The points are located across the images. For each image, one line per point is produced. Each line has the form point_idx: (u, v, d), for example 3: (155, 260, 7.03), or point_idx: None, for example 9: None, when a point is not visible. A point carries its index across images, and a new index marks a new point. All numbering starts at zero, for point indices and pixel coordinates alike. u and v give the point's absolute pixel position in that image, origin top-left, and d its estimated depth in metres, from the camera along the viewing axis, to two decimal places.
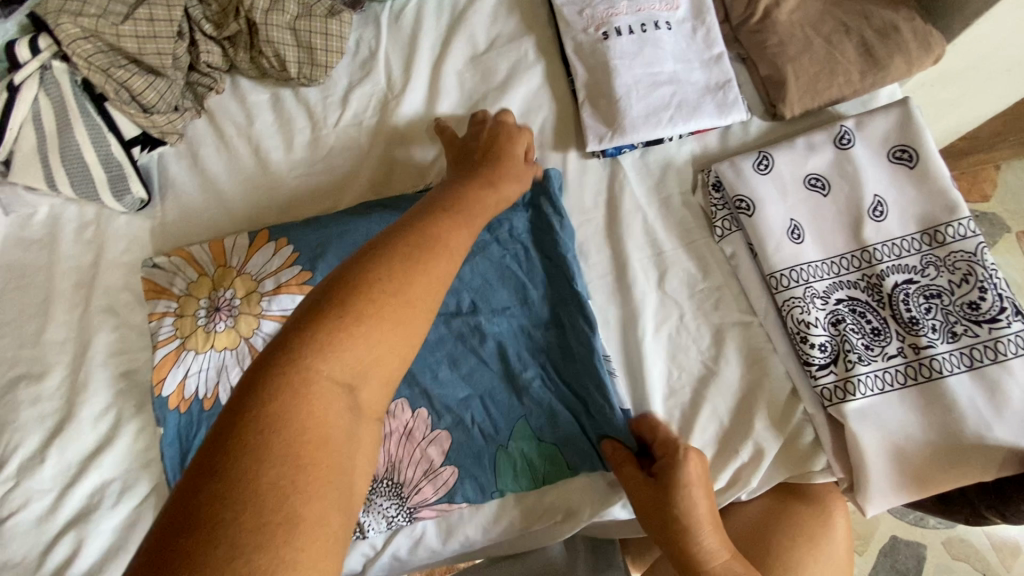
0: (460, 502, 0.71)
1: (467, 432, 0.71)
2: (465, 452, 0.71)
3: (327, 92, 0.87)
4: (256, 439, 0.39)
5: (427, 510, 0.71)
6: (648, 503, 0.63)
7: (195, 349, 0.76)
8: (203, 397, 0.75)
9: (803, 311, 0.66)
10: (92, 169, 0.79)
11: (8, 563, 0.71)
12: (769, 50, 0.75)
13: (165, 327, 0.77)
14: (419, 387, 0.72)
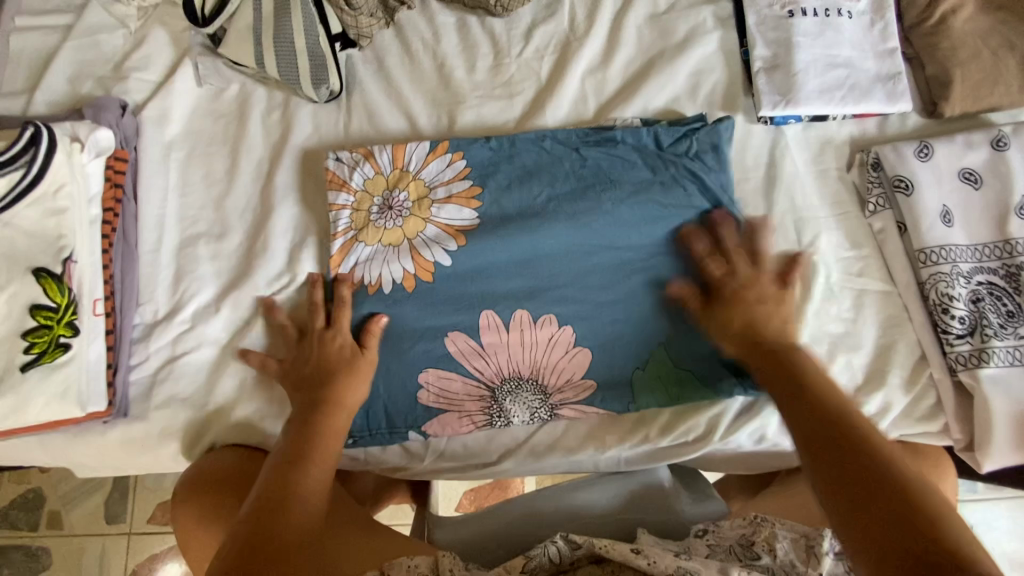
0: (597, 408, 0.78)
1: (608, 351, 0.78)
2: (605, 367, 0.78)
3: (511, 25, 0.92)
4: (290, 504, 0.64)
5: (567, 410, 0.79)
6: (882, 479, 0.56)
7: (366, 241, 0.81)
8: (368, 285, 0.80)
9: (948, 285, 0.73)
10: (299, 56, 0.85)
11: (180, 395, 0.77)
12: (942, 52, 0.82)
13: (341, 217, 0.82)
14: (570, 304, 0.79)
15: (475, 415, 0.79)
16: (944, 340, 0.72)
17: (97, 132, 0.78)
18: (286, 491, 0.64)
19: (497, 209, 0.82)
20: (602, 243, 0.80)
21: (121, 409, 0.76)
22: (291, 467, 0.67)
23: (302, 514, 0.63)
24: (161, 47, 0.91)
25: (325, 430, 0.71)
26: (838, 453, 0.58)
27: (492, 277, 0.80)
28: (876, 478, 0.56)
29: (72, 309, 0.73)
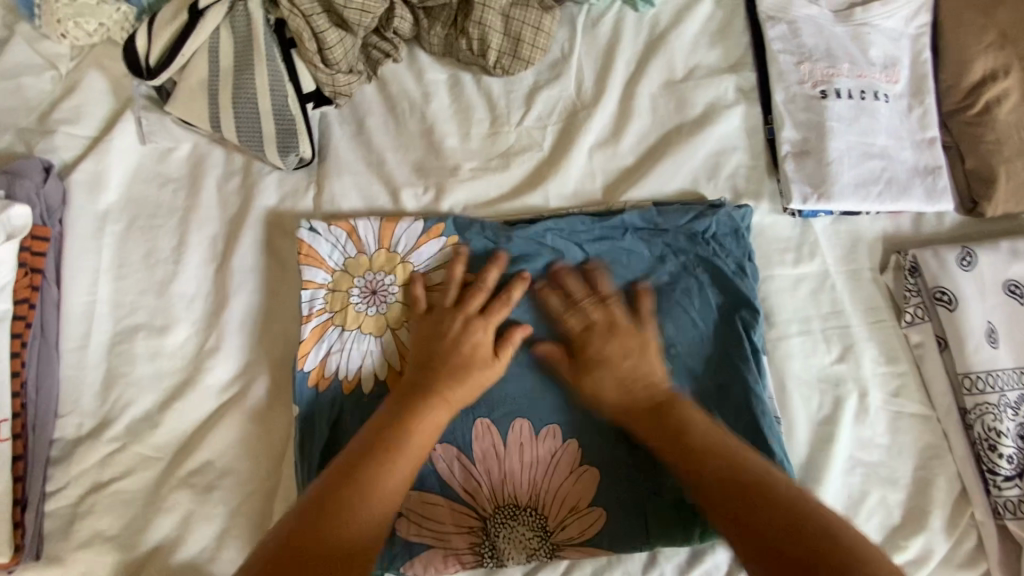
0: (605, 548, 0.67)
1: (618, 477, 0.68)
2: (615, 497, 0.68)
3: (511, 87, 0.81)
4: (346, 503, 0.54)
5: (571, 549, 0.67)
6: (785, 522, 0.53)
7: (343, 327, 0.70)
8: (345, 379, 0.69)
9: (996, 419, 0.66)
10: (263, 120, 0.73)
11: (106, 531, 0.64)
12: (986, 146, 0.74)
13: (316, 298, 0.71)
14: (574, 418, 0.70)
15: (462, 553, 0.67)
16: (991, 481, 0.65)
17: (11, 209, 0.65)
18: (376, 470, 0.57)
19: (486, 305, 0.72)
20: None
21: (31, 553, 0.62)
22: (392, 435, 0.60)
23: (374, 505, 0.55)
24: (97, 97, 0.77)
25: (418, 405, 0.62)
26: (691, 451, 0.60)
27: (485, 387, 0.70)
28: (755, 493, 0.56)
29: None
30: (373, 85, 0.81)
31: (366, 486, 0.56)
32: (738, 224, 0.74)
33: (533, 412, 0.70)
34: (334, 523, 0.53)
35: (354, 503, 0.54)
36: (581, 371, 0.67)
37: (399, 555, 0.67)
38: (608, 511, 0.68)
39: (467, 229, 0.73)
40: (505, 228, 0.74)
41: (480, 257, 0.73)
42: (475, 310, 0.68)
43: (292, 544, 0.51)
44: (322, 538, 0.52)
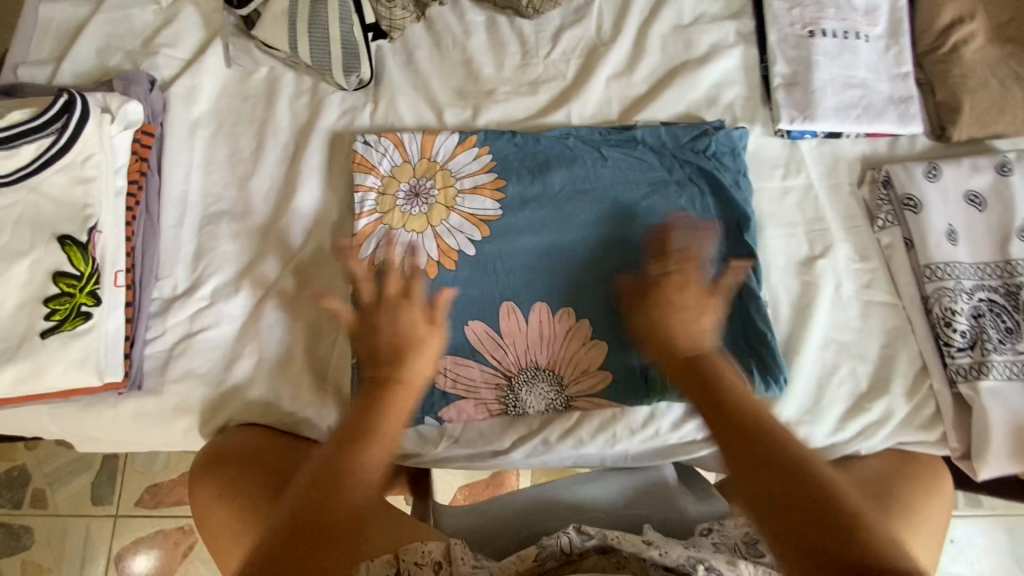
0: (610, 402, 0.80)
1: (623, 347, 0.80)
2: (620, 363, 0.80)
3: (540, 27, 0.94)
4: (328, 496, 0.59)
5: (582, 402, 0.80)
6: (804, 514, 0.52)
7: (390, 225, 0.83)
8: (392, 266, 0.81)
9: (952, 301, 0.76)
10: (332, 44, 0.86)
11: (196, 371, 0.78)
12: (953, 79, 0.86)
13: (368, 200, 0.84)
14: (587, 301, 0.81)
15: (490, 403, 0.80)
16: (946, 352, 0.75)
17: (127, 105, 0.78)
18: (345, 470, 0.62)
19: (513, 205, 0.84)
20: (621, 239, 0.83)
21: (136, 382, 0.76)
22: (363, 418, 0.67)
23: (356, 494, 0.60)
24: (191, 26, 0.92)
25: (379, 418, 0.66)
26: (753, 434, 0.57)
27: (513, 272, 0.82)
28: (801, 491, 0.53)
29: (95, 278, 0.72)
30: (422, 24, 0.93)
31: (339, 495, 0.59)
32: (734, 139, 0.85)
33: (552, 296, 0.82)
34: (328, 515, 0.58)
35: (322, 487, 0.59)
36: (689, 373, 0.65)
37: (438, 404, 0.80)
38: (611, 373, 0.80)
39: (500, 141, 0.86)
40: (534, 142, 0.87)
41: (509, 166, 0.85)
42: (394, 292, 0.76)
43: (311, 525, 0.57)
44: (336, 525, 0.58)
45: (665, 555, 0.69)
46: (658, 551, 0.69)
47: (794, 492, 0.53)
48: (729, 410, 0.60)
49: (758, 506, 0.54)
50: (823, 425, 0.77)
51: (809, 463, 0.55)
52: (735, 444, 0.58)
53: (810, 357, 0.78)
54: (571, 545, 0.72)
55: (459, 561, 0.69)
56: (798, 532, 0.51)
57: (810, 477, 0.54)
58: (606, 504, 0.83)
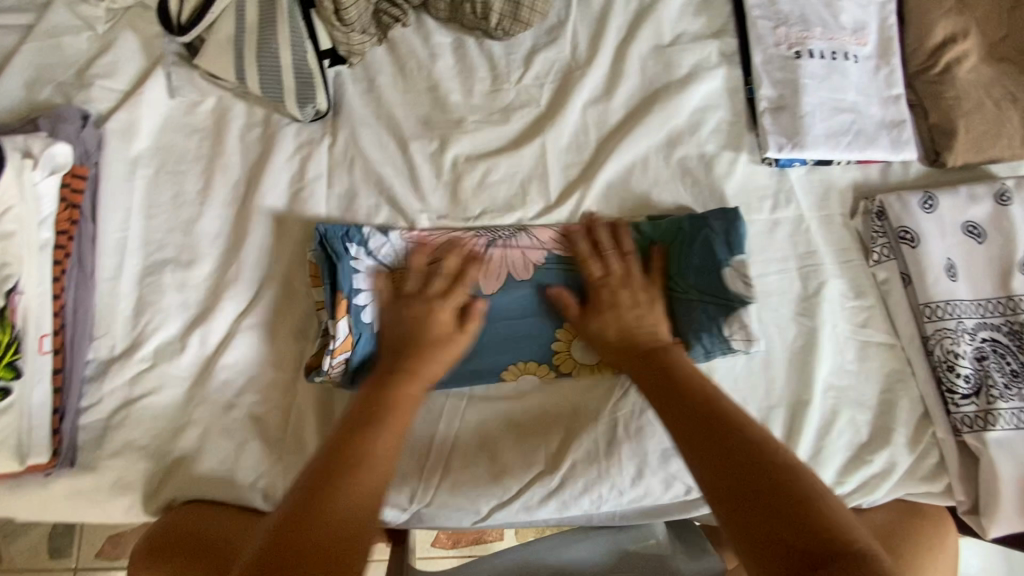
0: (608, 510, 0.73)
1: (623, 475, 0.72)
2: (612, 481, 0.72)
3: (511, 50, 0.88)
4: (308, 520, 0.52)
5: (578, 474, 0.72)
6: (769, 511, 0.50)
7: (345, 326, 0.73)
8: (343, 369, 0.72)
9: (954, 343, 0.72)
10: (284, 73, 0.79)
11: (136, 442, 0.70)
12: (946, 101, 0.81)
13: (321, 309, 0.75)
14: (578, 416, 0.74)
15: (463, 480, 0.72)
16: (950, 399, 0.71)
17: (53, 147, 0.70)
18: (395, 407, 0.62)
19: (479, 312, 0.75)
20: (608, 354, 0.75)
21: (66, 459, 0.68)
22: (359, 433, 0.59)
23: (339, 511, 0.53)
24: (129, 54, 0.84)
25: (369, 435, 0.59)
26: (713, 431, 0.57)
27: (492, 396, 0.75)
28: (766, 477, 0.52)
29: (14, 347, 0.64)
30: (383, 49, 0.87)
31: (323, 502, 0.53)
32: (733, 230, 0.75)
33: (539, 416, 0.74)
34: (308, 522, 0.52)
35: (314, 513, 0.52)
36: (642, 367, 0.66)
37: (404, 497, 0.71)
38: (596, 443, 0.72)
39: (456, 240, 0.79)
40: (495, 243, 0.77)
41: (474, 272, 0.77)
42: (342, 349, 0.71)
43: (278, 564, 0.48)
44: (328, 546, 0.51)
45: None
46: None
47: (739, 466, 0.53)
48: (704, 408, 0.59)
49: (717, 471, 0.54)
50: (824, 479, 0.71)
51: (771, 447, 0.55)
52: (726, 443, 0.55)
53: (817, 403, 0.73)
54: None
55: None
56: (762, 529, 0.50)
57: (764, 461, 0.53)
58: (585, 568, 0.75)
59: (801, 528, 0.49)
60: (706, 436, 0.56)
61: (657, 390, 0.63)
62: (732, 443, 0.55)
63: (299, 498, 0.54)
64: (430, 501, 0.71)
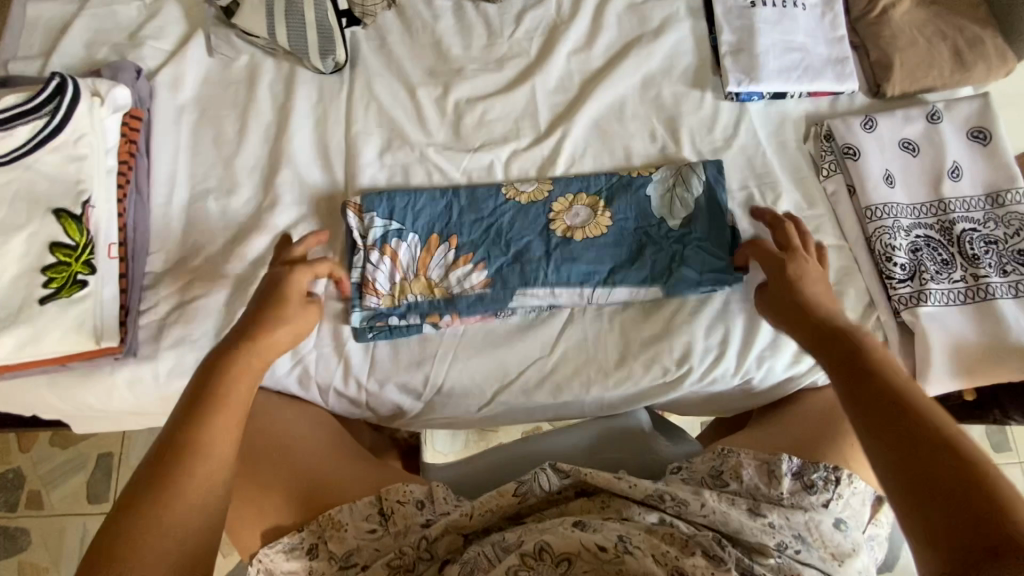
0: (596, 393, 0.84)
1: (608, 359, 0.83)
2: (599, 363, 0.83)
3: (504, 10, 1.00)
4: (181, 440, 0.59)
5: (569, 359, 0.83)
6: (923, 481, 0.50)
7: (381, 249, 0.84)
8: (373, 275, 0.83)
9: (891, 237, 0.83)
10: (308, 30, 0.92)
11: (189, 337, 0.81)
12: (884, 39, 0.93)
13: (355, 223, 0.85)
14: (568, 310, 0.85)
15: (470, 368, 0.83)
16: (888, 284, 0.82)
17: (116, 89, 0.83)
18: (257, 340, 0.69)
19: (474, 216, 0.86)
20: (597, 218, 0.86)
21: (130, 350, 0.79)
22: (233, 348, 0.68)
23: (213, 437, 0.60)
24: (174, 20, 0.97)
25: (238, 349, 0.68)
26: (887, 404, 0.56)
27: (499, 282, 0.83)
28: (932, 451, 0.51)
29: (89, 249, 0.77)
30: (393, 11, 1.00)
31: (197, 434, 0.59)
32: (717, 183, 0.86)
33: (535, 294, 0.83)
34: (186, 443, 0.59)
35: (190, 433, 0.59)
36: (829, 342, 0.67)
37: (418, 385, 0.83)
38: (584, 335, 0.84)
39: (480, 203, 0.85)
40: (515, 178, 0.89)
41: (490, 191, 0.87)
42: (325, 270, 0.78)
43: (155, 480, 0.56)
44: (198, 469, 0.58)
45: (634, 486, 0.71)
46: (629, 483, 0.72)
47: (909, 438, 0.53)
48: (886, 388, 0.58)
49: (881, 438, 0.54)
50: (784, 357, 0.83)
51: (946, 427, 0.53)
52: (891, 416, 0.55)
53: None
54: (551, 485, 0.73)
55: (440, 501, 0.73)
56: (929, 497, 0.49)
57: (903, 398, 0.56)
58: (579, 453, 0.87)
59: (965, 501, 0.48)
60: (879, 400, 0.57)
61: (836, 367, 0.64)
62: (903, 408, 0.55)
63: (176, 440, 0.59)
64: (439, 387, 0.83)
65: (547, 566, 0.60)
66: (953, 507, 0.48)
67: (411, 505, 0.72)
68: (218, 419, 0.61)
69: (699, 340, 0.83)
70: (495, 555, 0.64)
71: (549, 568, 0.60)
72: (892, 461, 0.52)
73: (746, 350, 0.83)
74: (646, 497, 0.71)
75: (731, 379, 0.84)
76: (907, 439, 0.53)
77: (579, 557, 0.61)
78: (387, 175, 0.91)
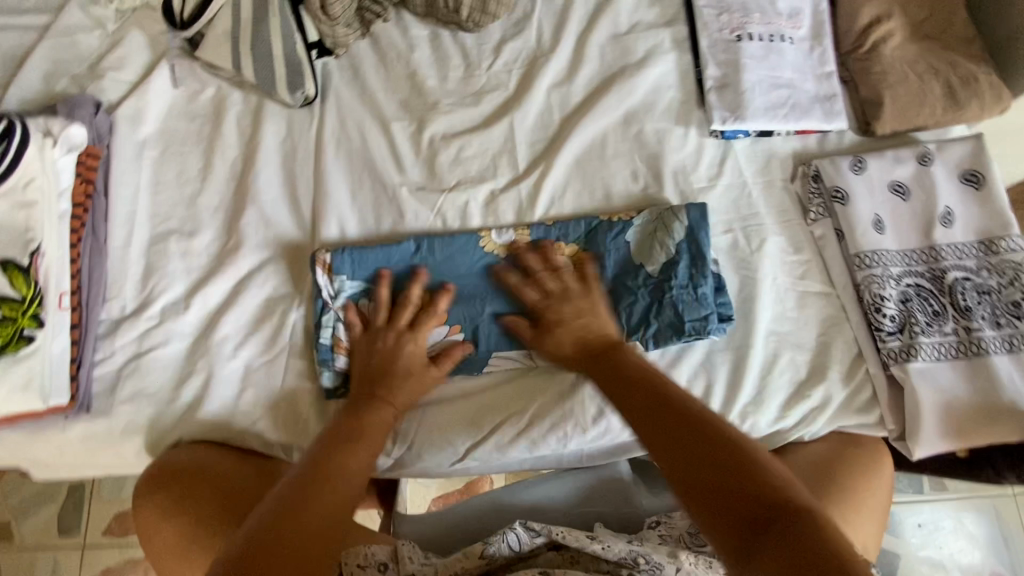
0: (574, 447, 0.81)
1: (587, 413, 0.80)
2: (577, 417, 0.80)
3: (482, 41, 0.97)
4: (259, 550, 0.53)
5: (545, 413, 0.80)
6: (771, 525, 0.48)
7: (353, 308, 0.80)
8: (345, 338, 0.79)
9: (880, 287, 0.80)
10: (276, 63, 0.88)
11: (145, 390, 0.78)
12: (874, 76, 0.90)
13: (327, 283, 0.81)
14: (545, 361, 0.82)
15: (441, 422, 0.80)
16: (877, 336, 0.79)
17: (70, 129, 0.79)
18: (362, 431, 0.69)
19: (449, 268, 0.83)
20: (581, 266, 0.82)
21: (83, 403, 0.76)
22: (361, 405, 0.72)
23: (292, 545, 0.54)
24: (137, 50, 0.93)
25: (365, 410, 0.71)
26: (677, 429, 0.56)
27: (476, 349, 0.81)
28: (744, 481, 0.51)
29: (37, 302, 0.73)
30: (366, 42, 0.96)
31: (283, 534, 0.55)
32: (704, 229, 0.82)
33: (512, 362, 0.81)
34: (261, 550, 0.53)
35: (259, 543, 0.53)
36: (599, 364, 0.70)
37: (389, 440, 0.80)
38: (562, 387, 0.81)
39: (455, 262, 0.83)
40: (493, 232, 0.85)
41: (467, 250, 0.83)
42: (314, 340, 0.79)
43: None
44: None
45: (607, 548, 0.68)
46: (601, 544, 0.68)
47: (714, 468, 0.52)
48: (652, 411, 0.59)
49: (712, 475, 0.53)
50: (768, 414, 0.79)
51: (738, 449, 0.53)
52: (683, 442, 0.55)
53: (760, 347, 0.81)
54: (521, 544, 0.70)
55: (406, 560, 0.69)
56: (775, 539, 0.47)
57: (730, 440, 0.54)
58: (557, 507, 0.83)
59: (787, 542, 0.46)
60: (661, 432, 0.57)
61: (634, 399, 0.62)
62: (704, 435, 0.55)
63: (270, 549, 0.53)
64: (409, 442, 0.80)
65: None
66: (790, 547, 0.46)
67: (371, 570, 0.67)
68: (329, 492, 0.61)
69: (679, 393, 0.80)
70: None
71: None
72: (708, 495, 0.51)
73: (731, 404, 0.79)
74: (620, 558, 0.67)
75: None
76: (660, 438, 0.56)
77: None
78: (358, 216, 0.88)
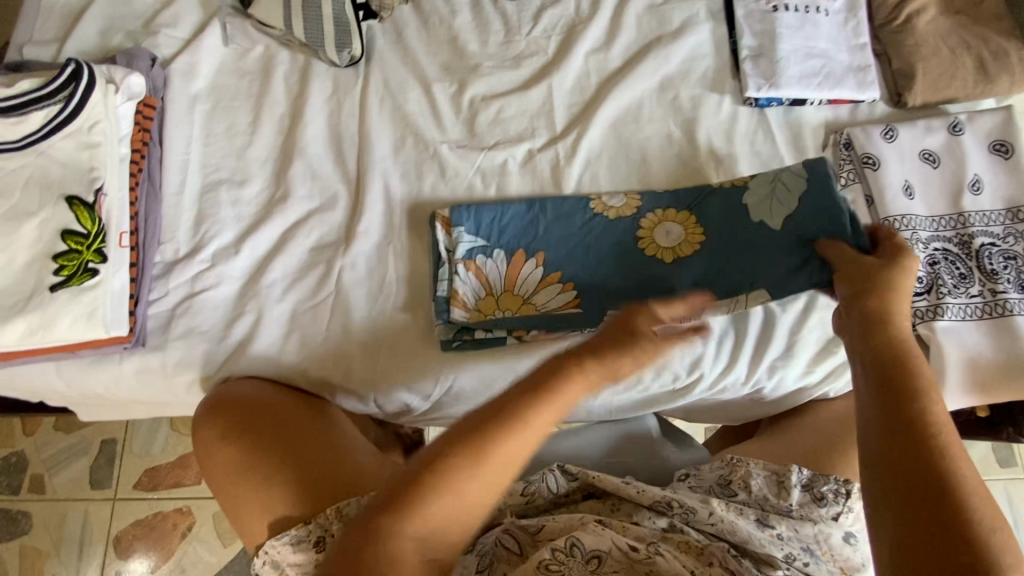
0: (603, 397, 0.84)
1: None
2: None
3: (521, 8, 0.99)
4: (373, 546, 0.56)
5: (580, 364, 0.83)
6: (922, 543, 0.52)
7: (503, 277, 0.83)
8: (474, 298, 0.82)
9: (909, 249, 0.82)
10: (325, 22, 0.91)
11: (197, 329, 0.81)
12: (906, 48, 0.92)
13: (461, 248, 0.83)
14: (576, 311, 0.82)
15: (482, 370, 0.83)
16: None
17: (131, 77, 0.82)
18: (512, 421, 0.59)
19: (549, 228, 0.84)
20: (687, 237, 0.81)
21: (140, 339, 0.79)
22: (524, 400, 0.60)
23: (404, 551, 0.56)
24: (189, 8, 0.96)
25: (533, 405, 0.60)
26: (917, 449, 0.57)
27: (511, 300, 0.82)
28: (962, 517, 0.53)
29: (101, 237, 0.77)
30: (409, 6, 0.99)
31: (392, 531, 0.56)
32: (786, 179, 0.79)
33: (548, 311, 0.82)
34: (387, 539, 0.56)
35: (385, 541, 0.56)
36: (852, 326, 0.67)
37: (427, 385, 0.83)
38: None
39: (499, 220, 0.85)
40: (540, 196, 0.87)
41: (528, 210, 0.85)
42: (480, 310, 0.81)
43: None
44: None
45: (642, 492, 0.71)
46: (637, 488, 0.71)
47: (928, 493, 0.54)
48: (901, 418, 0.59)
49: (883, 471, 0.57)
50: (795, 368, 0.82)
51: (953, 479, 0.55)
52: (915, 461, 0.56)
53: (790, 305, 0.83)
54: (558, 487, 0.73)
55: None
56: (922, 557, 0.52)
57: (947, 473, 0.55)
58: (588, 454, 0.86)
59: (953, 561, 0.51)
60: (904, 441, 0.57)
61: (874, 381, 0.62)
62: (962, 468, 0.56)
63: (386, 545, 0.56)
64: (448, 386, 0.83)
65: (578, 561, 0.62)
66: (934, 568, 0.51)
67: None
68: (501, 449, 0.59)
69: (710, 348, 0.82)
70: (520, 545, 0.67)
71: (580, 564, 0.62)
72: (913, 522, 0.54)
73: (758, 359, 0.82)
74: (653, 502, 0.70)
75: (742, 387, 0.83)
76: (893, 429, 0.58)
77: (610, 555, 0.63)
78: (400, 171, 0.91)
